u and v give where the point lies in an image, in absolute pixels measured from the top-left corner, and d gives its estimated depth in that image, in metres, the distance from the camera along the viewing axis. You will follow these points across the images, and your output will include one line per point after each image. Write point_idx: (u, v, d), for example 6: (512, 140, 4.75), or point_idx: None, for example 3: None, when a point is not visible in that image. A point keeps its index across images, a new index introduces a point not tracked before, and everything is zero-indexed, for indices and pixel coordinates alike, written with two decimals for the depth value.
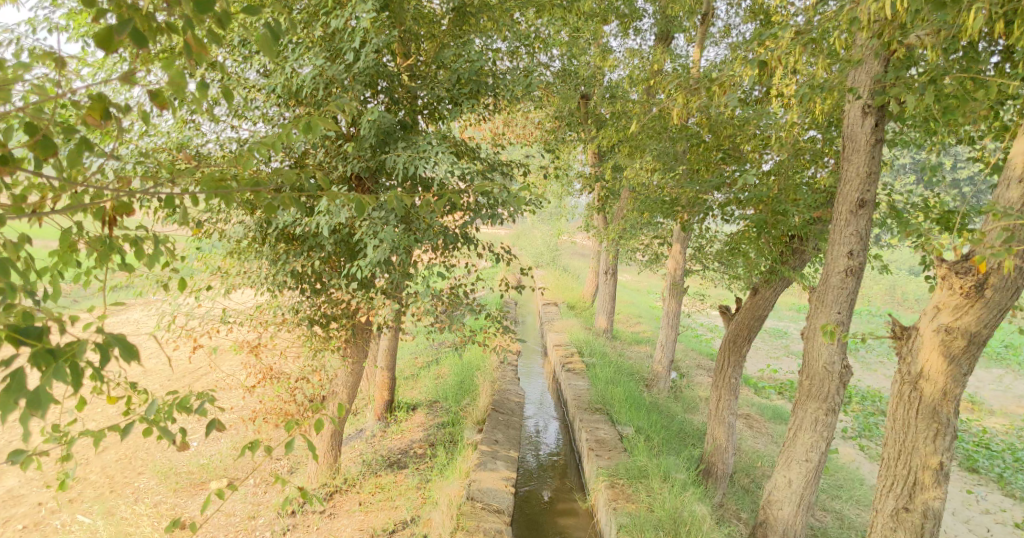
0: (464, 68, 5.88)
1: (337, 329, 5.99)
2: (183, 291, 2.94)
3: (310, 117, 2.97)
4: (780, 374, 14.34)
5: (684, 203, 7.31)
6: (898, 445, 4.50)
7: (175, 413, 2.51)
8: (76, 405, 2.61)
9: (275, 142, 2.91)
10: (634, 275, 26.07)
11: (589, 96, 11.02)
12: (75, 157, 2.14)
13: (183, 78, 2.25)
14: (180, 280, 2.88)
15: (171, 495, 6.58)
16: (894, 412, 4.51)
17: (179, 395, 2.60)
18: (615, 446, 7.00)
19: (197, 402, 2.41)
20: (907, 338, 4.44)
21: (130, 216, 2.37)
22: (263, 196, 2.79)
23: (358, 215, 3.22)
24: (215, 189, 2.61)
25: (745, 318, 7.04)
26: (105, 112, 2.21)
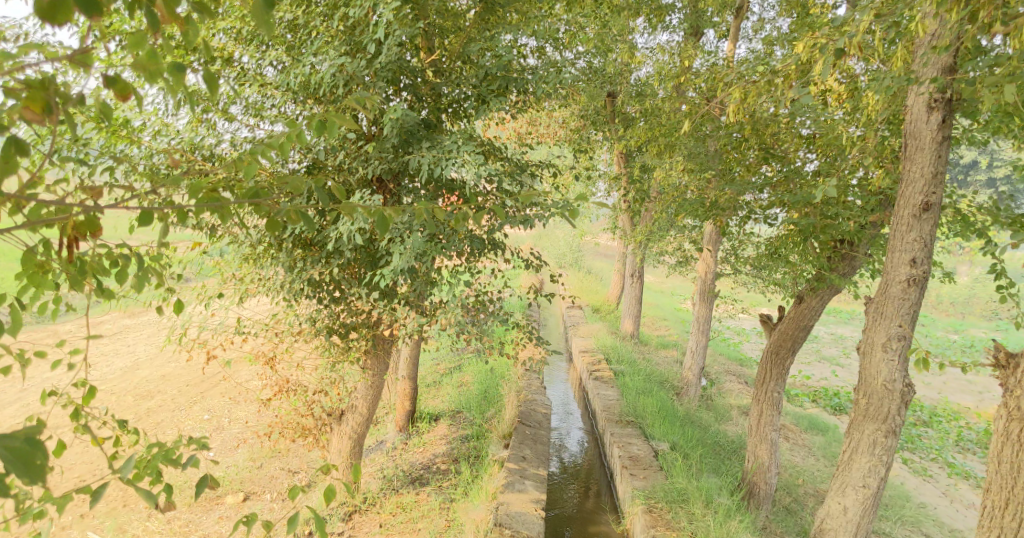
0: (492, 63, 5.55)
1: (357, 339, 5.66)
2: (181, 313, 2.60)
3: (324, 115, 2.64)
4: (814, 381, 13.82)
5: (722, 205, 6.69)
6: (1005, 493, 4.00)
7: (168, 464, 2.18)
8: (55, 451, 2.29)
9: (285, 143, 2.58)
10: (659, 276, 25.64)
11: (615, 94, 10.62)
12: (8, 165, 1.82)
13: (149, 64, 1.91)
14: (179, 303, 2.56)
15: (185, 511, 6.30)
16: (1000, 453, 4.05)
17: (173, 441, 2.26)
18: (650, 465, 6.64)
19: (189, 454, 2.08)
20: (1014, 368, 4.02)
21: (99, 233, 2.05)
22: (269, 206, 2.44)
23: (379, 228, 2.87)
24: (208, 202, 2.27)
25: (789, 328, 6.59)
26: (47, 105, 1.90)
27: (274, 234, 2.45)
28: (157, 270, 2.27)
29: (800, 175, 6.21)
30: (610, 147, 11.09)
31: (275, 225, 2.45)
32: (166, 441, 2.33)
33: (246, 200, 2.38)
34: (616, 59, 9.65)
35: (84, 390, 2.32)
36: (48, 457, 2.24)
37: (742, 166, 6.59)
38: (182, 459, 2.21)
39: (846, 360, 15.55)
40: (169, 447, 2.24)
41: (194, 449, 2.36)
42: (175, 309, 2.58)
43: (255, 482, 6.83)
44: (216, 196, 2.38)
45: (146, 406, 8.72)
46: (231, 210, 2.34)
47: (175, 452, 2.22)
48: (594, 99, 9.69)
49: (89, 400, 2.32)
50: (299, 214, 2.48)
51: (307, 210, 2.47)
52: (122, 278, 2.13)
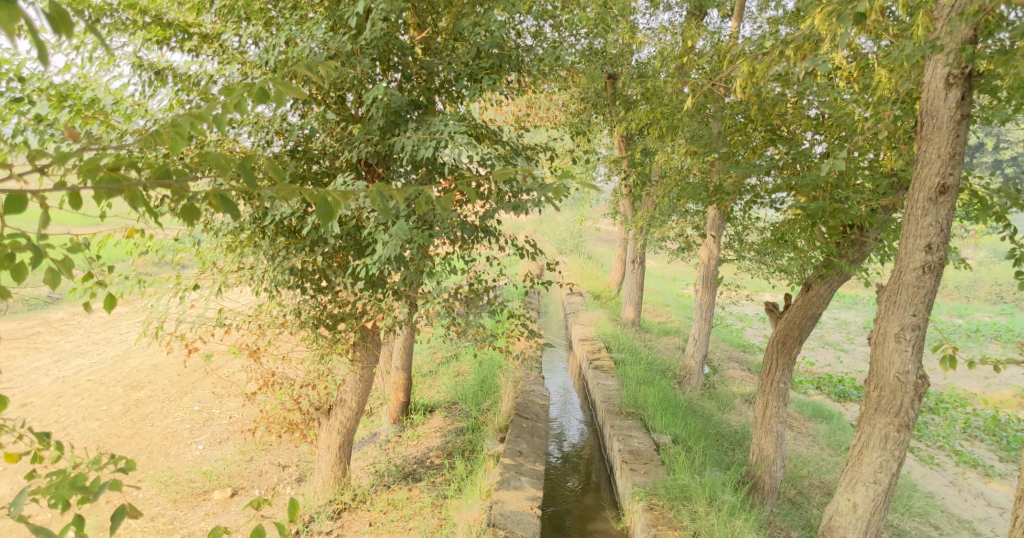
0: (484, 39, 5.28)
1: (345, 331, 5.43)
2: (113, 309, 2.32)
3: (275, 84, 2.37)
4: (819, 367, 13.58)
5: (728, 188, 6.43)
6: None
7: (76, 492, 1.95)
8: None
9: (224, 114, 2.27)
10: (661, 263, 25.43)
11: (616, 75, 10.33)
12: None
13: None
14: (109, 297, 2.27)
15: (171, 507, 6.14)
16: None
17: (81, 469, 2.03)
18: (652, 459, 6.45)
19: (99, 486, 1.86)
20: None
21: None
22: (183, 183, 2.03)
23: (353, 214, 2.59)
24: (103, 184, 1.97)
25: (796, 317, 6.31)
26: None
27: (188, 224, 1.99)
28: (67, 262, 2.03)
29: (810, 157, 5.84)
30: (610, 130, 10.80)
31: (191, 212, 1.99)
32: (81, 463, 2.10)
33: (152, 179, 2.00)
34: (617, 40, 9.33)
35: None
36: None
37: (747, 147, 6.29)
38: (92, 486, 1.97)
39: (850, 345, 15.31)
40: (77, 472, 2.01)
41: (113, 472, 2.13)
42: (104, 304, 2.29)
43: (244, 477, 6.65)
44: (118, 174, 2.04)
45: (136, 398, 8.63)
46: (137, 193, 2.02)
47: (89, 478, 2.00)
48: (593, 81, 9.39)
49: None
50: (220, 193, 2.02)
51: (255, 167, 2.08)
52: (21, 273, 1.90)
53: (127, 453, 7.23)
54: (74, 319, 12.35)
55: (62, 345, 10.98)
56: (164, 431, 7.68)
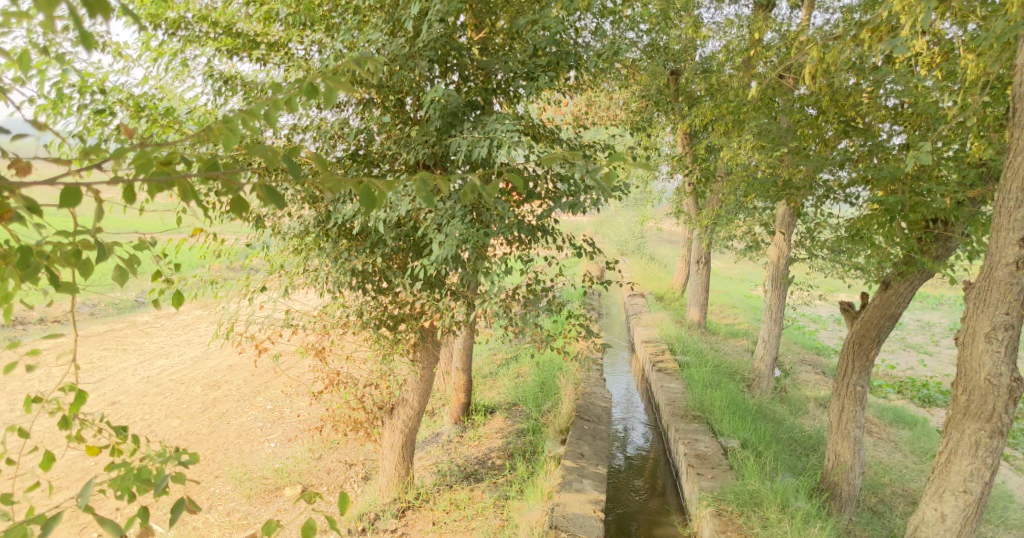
0: (541, 37, 5.23)
1: (406, 331, 5.48)
2: (181, 306, 2.26)
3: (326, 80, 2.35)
4: (900, 370, 12.92)
5: (798, 184, 6.18)
6: None
7: (142, 485, 1.98)
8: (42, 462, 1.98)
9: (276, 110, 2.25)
10: (729, 263, 24.78)
11: (679, 71, 10.12)
12: None
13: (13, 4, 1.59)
14: (178, 295, 2.22)
15: (245, 503, 6.34)
16: None
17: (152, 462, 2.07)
18: (719, 463, 6.26)
19: (165, 478, 1.89)
20: None
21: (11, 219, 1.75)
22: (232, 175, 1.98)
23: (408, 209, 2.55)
24: (154, 176, 1.93)
25: (873, 317, 5.98)
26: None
27: (239, 218, 1.93)
28: (129, 260, 1.99)
29: (889, 149, 5.50)
30: (673, 127, 10.58)
31: (242, 205, 1.93)
32: (150, 457, 2.14)
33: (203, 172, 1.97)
34: (681, 35, 9.13)
35: (72, 394, 2.05)
36: (38, 472, 1.96)
37: (819, 140, 6.01)
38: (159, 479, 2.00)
39: (934, 348, 14.52)
40: (146, 465, 2.04)
41: (180, 466, 2.17)
42: (174, 301, 2.26)
43: (312, 475, 6.79)
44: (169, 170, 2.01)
45: (212, 397, 9.00)
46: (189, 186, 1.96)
47: (151, 470, 2.03)
48: (656, 77, 9.21)
49: (78, 405, 2.06)
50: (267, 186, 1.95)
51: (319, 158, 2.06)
52: (86, 269, 1.87)
53: (204, 449, 7.52)
54: (158, 321, 12.97)
55: (146, 346, 11.54)
56: (237, 429, 7.96)
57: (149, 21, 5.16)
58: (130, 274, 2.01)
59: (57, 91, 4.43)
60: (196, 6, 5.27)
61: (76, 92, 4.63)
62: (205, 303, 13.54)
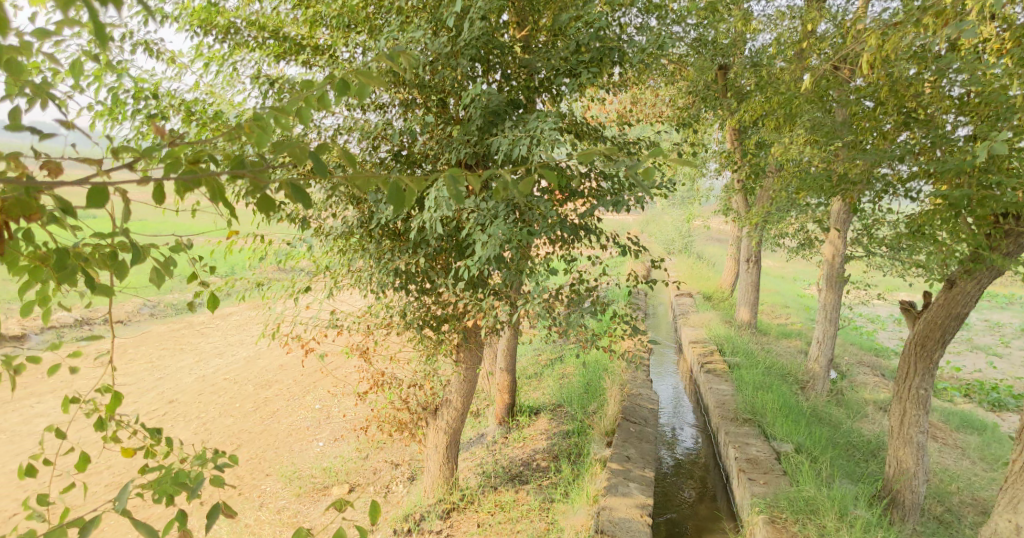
0: (584, 32, 5.11)
1: (449, 332, 5.47)
2: (214, 309, 2.31)
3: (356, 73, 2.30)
4: (966, 373, 12.33)
5: (854, 178, 5.94)
6: None
7: (179, 488, 1.97)
8: (78, 462, 2.12)
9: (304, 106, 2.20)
10: (781, 262, 24.14)
11: (728, 65, 9.88)
12: None
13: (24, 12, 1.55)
14: (211, 298, 2.29)
15: (294, 501, 6.42)
16: None
17: (190, 464, 2.07)
18: (772, 468, 6.06)
19: (199, 482, 1.88)
20: None
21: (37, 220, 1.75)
22: (259, 173, 1.94)
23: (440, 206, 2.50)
24: (182, 176, 1.87)
25: (938, 317, 5.67)
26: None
27: (268, 215, 1.94)
28: (164, 262, 1.98)
29: (954, 140, 5.16)
30: (722, 123, 10.32)
31: (271, 204, 1.93)
32: (188, 458, 2.14)
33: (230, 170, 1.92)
34: (730, 29, 8.92)
35: (108, 396, 2.15)
36: (74, 470, 2.12)
37: (877, 133, 5.76)
38: (194, 481, 1.99)
39: (1004, 350, 13.80)
40: (182, 468, 2.04)
41: (217, 467, 2.16)
42: (208, 305, 2.31)
43: (359, 474, 6.82)
44: (199, 168, 1.94)
45: (264, 396, 9.20)
46: (217, 184, 1.90)
47: (189, 472, 2.03)
48: (704, 72, 9.03)
49: (113, 407, 2.14)
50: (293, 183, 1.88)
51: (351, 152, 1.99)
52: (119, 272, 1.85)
53: (255, 448, 7.66)
54: (213, 321, 13.33)
55: (202, 346, 11.86)
56: (287, 428, 8.09)
57: (201, 27, 5.26)
58: (166, 276, 2.00)
59: (113, 96, 4.56)
60: (246, 12, 5.35)
61: (130, 99, 4.73)
62: (257, 304, 13.88)
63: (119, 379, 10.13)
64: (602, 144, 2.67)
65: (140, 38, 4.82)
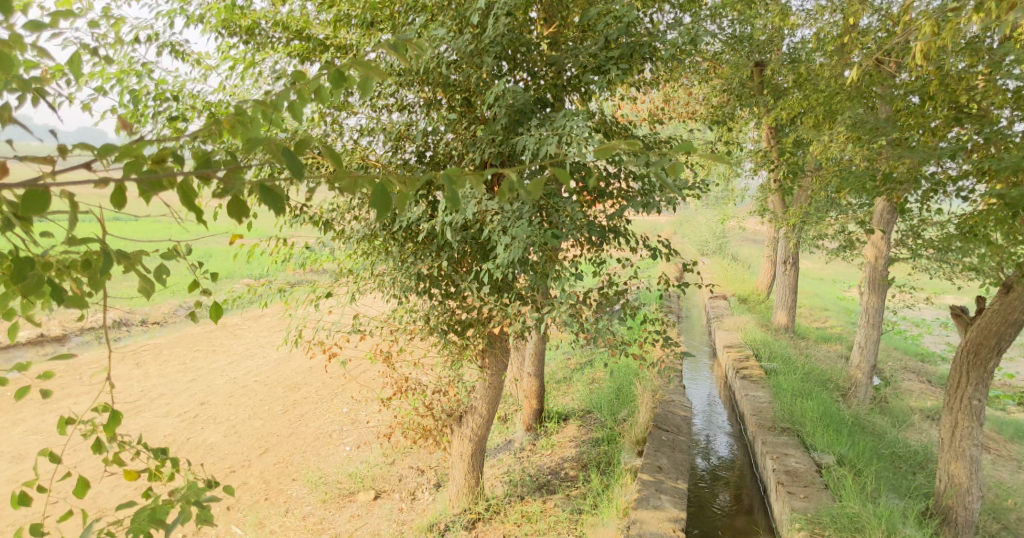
0: (614, 28, 4.91)
1: (474, 337, 5.33)
2: (218, 320, 2.20)
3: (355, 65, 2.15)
4: (1018, 381, 11.78)
5: (898, 178, 5.64)
6: None
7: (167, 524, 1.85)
8: (75, 488, 2.04)
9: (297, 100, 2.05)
10: (819, 263, 23.55)
11: (764, 62, 9.58)
12: None
13: None
14: (215, 309, 2.18)
15: (320, 507, 6.32)
16: None
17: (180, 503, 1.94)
18: (813, 482, 5.77)
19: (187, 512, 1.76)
20: None
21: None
22: (229, 174, 1.81)
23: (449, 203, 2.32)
24: (147, 176, 1.77)
25: (992, 323, 5.34)
26: None
27: (241, 220, 1.81)
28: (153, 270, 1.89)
29: (1011, 135, 4.83)
30: (758, 121, 9.99)
31: (243, 208, 1.79)
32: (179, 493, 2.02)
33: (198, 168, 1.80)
34: (766, 25, 8.65)
35: (104, 418, 2.06)
36: (74, 496, 2.05)
37: (924, 129, 5.46)
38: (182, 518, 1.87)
39: None
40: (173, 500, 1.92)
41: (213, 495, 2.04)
42: (211, 315, 2.19)
43: (385, 480, 6.70)
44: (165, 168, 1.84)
45: (293, 398, 9.18)
46: (188, 186, 1.81)
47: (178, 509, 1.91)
48: (739, 70, 8.76)
49: (112, 427, 2.06)
50: (261, 185, 1.76)
51: (332, 146, 1.87)
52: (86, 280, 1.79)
53: (283, 452, 7.62)
54: (246, 323, 13.42)
55: (234, 347, 11.92)
56: (315, 432, 8.03)
57: (226, 29, 5.20)
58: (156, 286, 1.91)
59: (136, 100, 4.51)
60: (271, 13, 5.27)
61: (151, 102, 4.68)
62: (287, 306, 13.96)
63: (153, 380, 10.21)
64: (620, 139, 2.49)
65: (167, 41, 4.76)
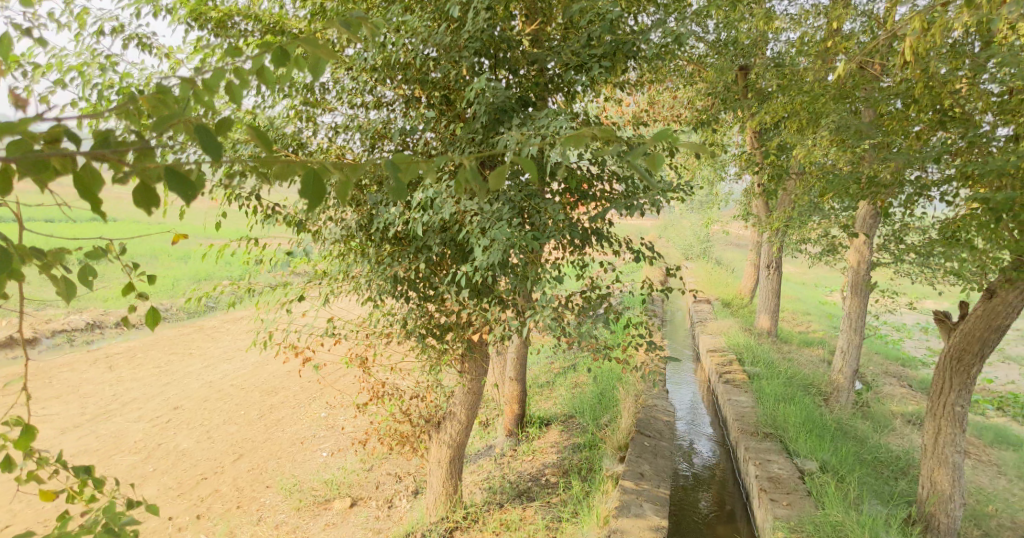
0: (597, 25, 4.81)
1: (452, 341, 5.21)
2: (155, 327, 2.09)
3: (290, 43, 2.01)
4: (997, 385, 11.82)
5: (883, 182, 5.59)
6: None
7: None
8: None
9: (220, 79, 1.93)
10: (802, 268, 23.65)
11: (749, 66, 9.53)
12: None
13: None
14: (150, 314, 2.07)
15: (294, 516, 6.15)
16: None
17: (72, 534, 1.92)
18: (796, 488, 5.70)
19: None
20: None
21: None
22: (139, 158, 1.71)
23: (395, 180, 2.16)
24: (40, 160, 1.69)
25: (976, 329, 5.29)
26: None
27: (150, 210, 1.71)
28: None
29: (994, 140, 4.78)
30: (743, 125, 9.95)
31: (152, 197, 1.70)
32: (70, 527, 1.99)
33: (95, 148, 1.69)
34: (751, 29, 8.60)
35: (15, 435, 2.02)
36: None
37: (908, 133, 5.41)
38: None
39: None
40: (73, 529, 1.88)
41: None
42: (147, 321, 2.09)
43: (362, 488, 6.55)
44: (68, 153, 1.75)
45: (270, 403, 9.00)
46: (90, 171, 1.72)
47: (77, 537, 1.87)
48: (724, 74, 8.69)
49: (24, 442, 2.04)
50: (168, 168, 1.65)
51: (262, 129, 1.75)
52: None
53: (257, 458, 7.44)
54: (224, 326, 13.19)
55: (211, 350, 11.70)
56: (291, 438, 7.85)
57: (199, 23, 5.04)
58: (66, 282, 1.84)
59: (99, 95, 4.35)
60: (245, 7, 5.11)
61: (116, 96, 4.52)
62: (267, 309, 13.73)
63: (125, 384, 9.98)
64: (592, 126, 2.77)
65: (134, 33, 4.60)
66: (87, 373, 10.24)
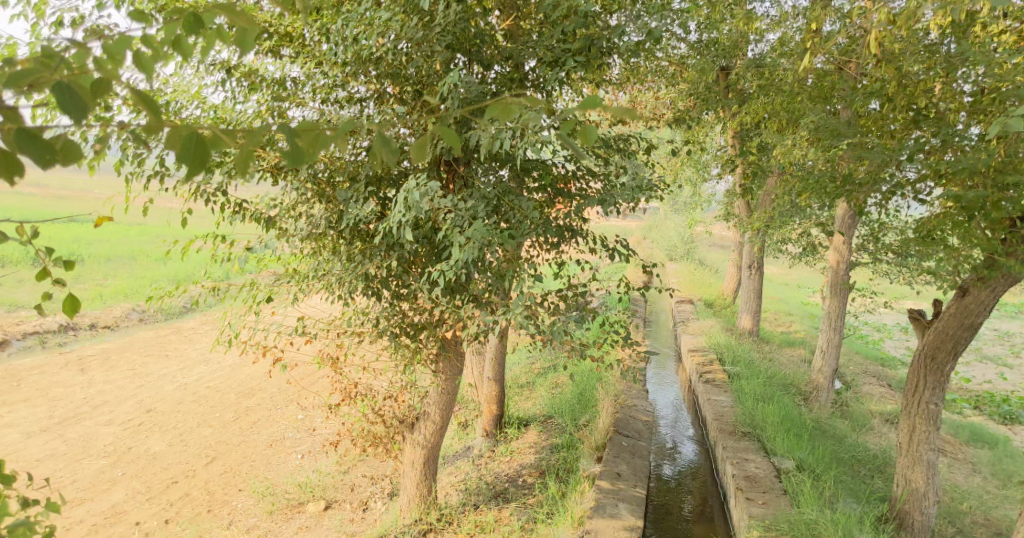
0: (571, 19, 4.75)
1: (426, 340, 5.13)
2: (73, 317, 2.18)
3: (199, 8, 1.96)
4: (975, 385, 11.90)
5: (859, 180, 5.58)
6: None
7: None
8: None
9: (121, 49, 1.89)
10: (785, 269, 23.78)
11: (730, 66, 9.51)
12: None
13: None
14: (68, 301, 2.16)
15: (266, 519, 6.05)
16: None
17: None
18: (772, 487, 5.69)
19: None
20: None
21: None
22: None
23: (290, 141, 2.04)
24: None
25: (950, 326, 5.30)
26: None
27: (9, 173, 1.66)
28: None
29: (966, 138, 4.77)
30: (724, 126, 9.94)
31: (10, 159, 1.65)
32: None
33: None
34: (732, 29, 8.59)
35: None
36: None
37: (884, 131, 5.40)
38: None
39: (1014, 361, 13.35)
40: None
41: None
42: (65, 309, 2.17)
43: (336, 490, 6.45)
44: None
45: (246, 405, 8.86)
46: None
47: None
48: (705, 74, 8.67)
49: None
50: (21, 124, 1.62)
51: (140, 91, 1.68)
52: None
53: (231, 460, 7.32)
54: (202, 327, 13.00)
55: (189, 352, 11.53)
56: (266, 440, 7.73)
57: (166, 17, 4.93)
58: None
59: None
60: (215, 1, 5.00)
61: None
62: None
63: (97, 386, 9.80)
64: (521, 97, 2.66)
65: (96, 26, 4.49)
66: (59, 376, 10.05)
